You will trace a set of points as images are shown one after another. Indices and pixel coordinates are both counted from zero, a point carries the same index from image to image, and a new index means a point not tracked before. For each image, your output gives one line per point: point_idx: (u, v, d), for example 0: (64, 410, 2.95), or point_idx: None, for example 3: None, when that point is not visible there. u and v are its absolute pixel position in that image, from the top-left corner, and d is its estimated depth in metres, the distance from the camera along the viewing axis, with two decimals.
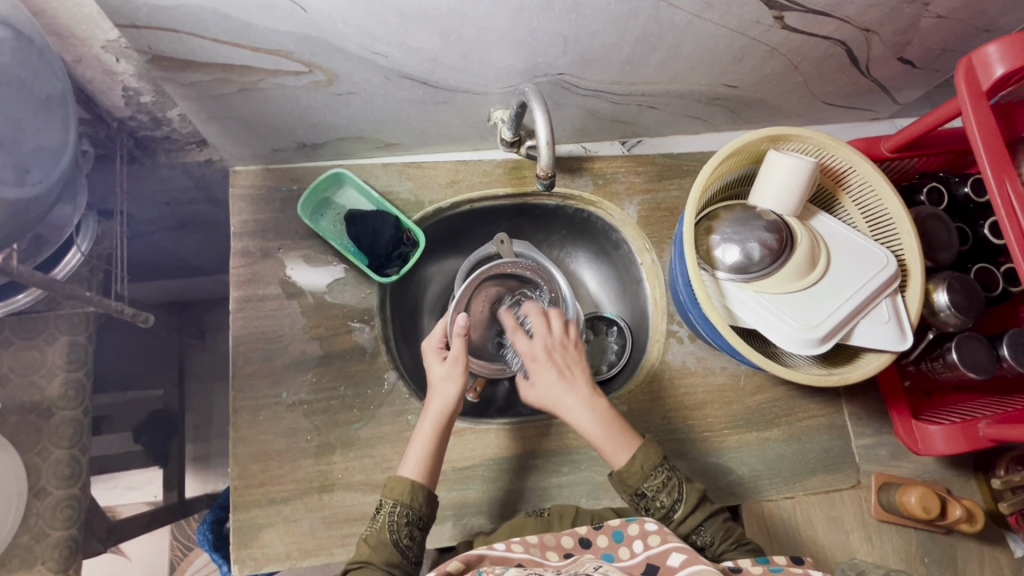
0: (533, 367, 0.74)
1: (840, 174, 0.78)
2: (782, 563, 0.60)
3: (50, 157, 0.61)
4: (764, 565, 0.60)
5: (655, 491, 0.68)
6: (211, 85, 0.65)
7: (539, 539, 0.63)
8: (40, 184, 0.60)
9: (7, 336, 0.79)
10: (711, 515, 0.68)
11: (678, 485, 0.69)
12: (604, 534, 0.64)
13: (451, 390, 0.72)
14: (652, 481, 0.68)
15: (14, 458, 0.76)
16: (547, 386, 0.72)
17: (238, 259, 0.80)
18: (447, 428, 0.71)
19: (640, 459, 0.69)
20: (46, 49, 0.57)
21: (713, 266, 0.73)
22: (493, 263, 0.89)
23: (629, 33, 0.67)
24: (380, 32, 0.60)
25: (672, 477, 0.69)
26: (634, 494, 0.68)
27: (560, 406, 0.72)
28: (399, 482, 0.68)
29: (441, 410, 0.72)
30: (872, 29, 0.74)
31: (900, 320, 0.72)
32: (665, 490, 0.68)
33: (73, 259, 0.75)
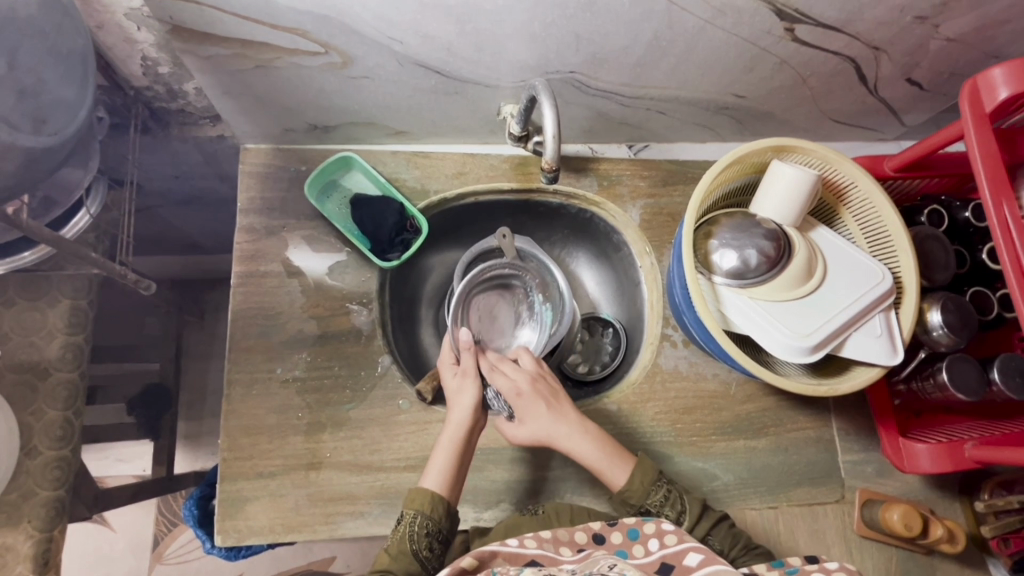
0: (519, 404, 0.73)
1: (842, 189, 0.79)
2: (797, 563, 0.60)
3: (66, 111, 0.61)
4: (781, 567, 0.59)
5: (661, 506, 0.70)
6: (229, 59, 0.66)
7: (552, 535, 0.63)
8: (57, 135, 0.61)
9: (10, 295, 0.80)
10: (719, 524, 0.71)
11: (682, 499, 0.71)
12: (619, 531, 0.64)
13: (466, 402, 0.73)
14: (654, 497, 0.71)
15: (9, 416, 0.76)
16: (539, 421, 0.72)
17: (243, 234, 0.81)
18: (467, 440, 0.72)
19: (638, 479, 0.71)
20: (71, 7, 0.58)
21: (710, 271, 0.74)
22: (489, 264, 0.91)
23: (641, 36, 0.68)
24: (397, 18, 0.61)
25: (676, 491, 0.72)
26: (640, 515, 0.71)
27: (554, 438, 0.72)
28: (419, 492, 0.69)
29: (462, 421, 0.73)
30: (882, 47, 0.75)
31: (892, 335, 0.72)
32: (668, 504, 0.71)
33: (81, 221, 0.76)
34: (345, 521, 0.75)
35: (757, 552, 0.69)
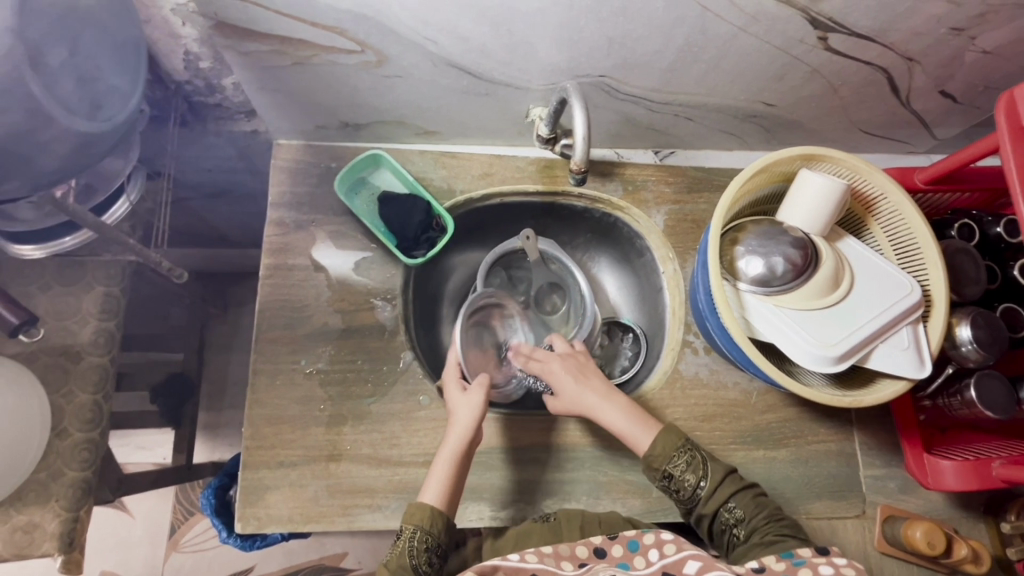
0: (552, 379, 0.79)
1: (871, 200, 0.78)
2: (805, 554, 0.60)
3: (121, 99, 0.62)
4: (788, 559, 0.60)
5: (682, 472, 0.71)
6: (267, 55, 0.68)
7: (554, 548, 0.63)
8: (110, 120, 0.61)
9: (47, 280, 0.82)
10: (742, 493, 0.71)
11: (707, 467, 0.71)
12: (620, 544, 0.65)
13: (459, 432, 0.73)
14: (677, 462, 0.71)
15: (42, 396, 0.79)
16: (570, 390, 0.77)
17: (272, 228, 0.83)
18: (460, 464, 0.72)
19: (659, 448, 0.71)
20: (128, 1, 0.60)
21: (735, 277, 0.73)
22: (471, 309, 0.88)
23: (673, 41, 0.68)
24: (433, 18, 0.62)
25: (702, 460, 0.72)
26: (663, 479, 0.71)
27: (585, 407, 0.76)
28: (419, 508, 0.69)
29: (453, 451, 0.72)
30: (916, 58, 0.75)
31: (919, 348, 0.71)
32: (690, 469, 0.71)
33: (120, 209, 0.79)
34: (363, 514, 0.75)
35: (781, 524, 0.68)
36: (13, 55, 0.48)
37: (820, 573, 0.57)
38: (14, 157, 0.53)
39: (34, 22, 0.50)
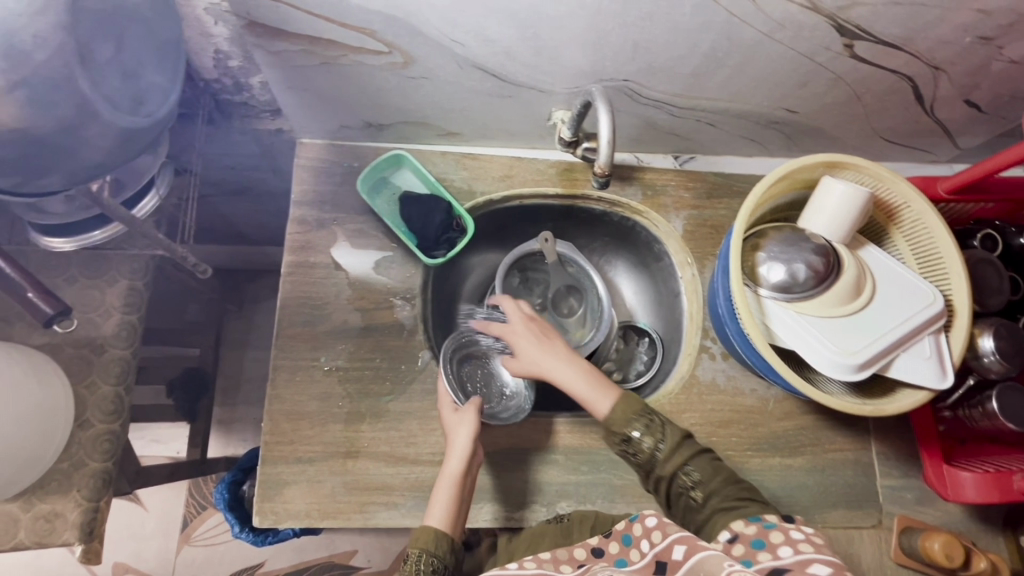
0: (515, 340, 0.80)
1: (894, 209, 0.78)
2: (775, 519, 0.58)
3: (161, 95, 0.63)
4: (758, 523, 0.59)
5: (641, 437, 0.70)
6: (297, 55, 0.69)
7: (551, 554, 0.60)
8: (151, 116, 0.62)
9: (73, 273, 0.83)
10: (700, 456, 0.71)
11: (666, 430, 0.71)
12: (615, 541, 0.63)
13: (456, 459, 0.72)
14: (637, 426, 0.71)
15: (66, 387, 0.80)
16: (531, 354, 0.78)
17: (295, 226, 0.84)
18: (461, 488, 0.72)
19: (618, 415, 0.71)
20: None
21: (756, 284, 0.73)
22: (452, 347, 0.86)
23: (698, 46, 0.69)
24: (461, 20, 0.63)
25: (661, 423, 0.71)
26: (622, 442, 0.71)
27: (545, 371, 0.77)
28: (423, 531, 0.69)
29: (452, 477, 0.72)
30: (941, 67, 0.74)
31: (942, 358, 0.71)
32: (650, 432, 0.70)
33: (149, 204, 0.79)
34: (379, 511, 0.76)
35: (738, 487, 0.68)
36: (62, 50, 0.49)
37: (790, 536, 0.55)
38: (54, 149, 0.54)
39: (84, 20, 0.50)
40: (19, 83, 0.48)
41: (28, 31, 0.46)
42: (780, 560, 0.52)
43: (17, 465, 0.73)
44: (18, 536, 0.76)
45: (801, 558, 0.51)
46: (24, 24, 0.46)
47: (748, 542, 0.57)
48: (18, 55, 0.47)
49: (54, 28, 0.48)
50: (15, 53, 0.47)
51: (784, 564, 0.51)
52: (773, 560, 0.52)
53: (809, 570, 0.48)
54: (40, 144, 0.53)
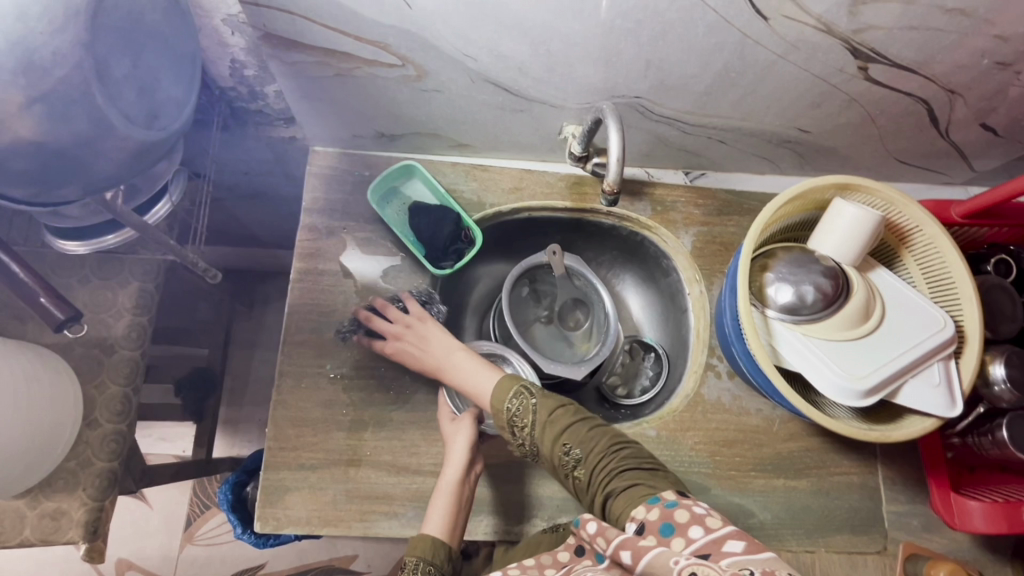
0: (406, 341, 0.80)
1: (906, 232, 0.77)
2: (673, 497, 0.59)
3: (175, 109, 0.64)
4: (659, 505, 0.59)
5: (520, 416, 0.70)
6: (312, 66, 0.70)
7: (536, 560, 0.66)
8: (165, 130, 0.63)
9: (86, 274, 0.84)
10: (577, 429, 0.69)
11: (541, 405, 0.70)
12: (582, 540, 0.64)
13: (452, 472, 0.73)
14: (518, 413, 0.70)
15: (75, 385, 0.81)
16: (433, 351, 0.79)
17: (305, 233, 0.85)
18: (460, 497, 0.72)
19: (500, 398, 0.72)
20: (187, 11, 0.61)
21: (764, 304, 0.73)
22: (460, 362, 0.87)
23: (711, 66, 0.68)
24: (474, 35, 0.63)
25: (535, 398, 0.71)
26: (508, 428, 0.71)
27: (445, 366, 0.78)
28: (421, 540, 0.69)
29: (449, 489, 0.72)
30: (958, 91, 0.74)
31: (951, 386, 0.70)
32: (528, 415, 0.70)
33: (162, 209, 0.80)
34: (379, 521, 0.76)
35: (620, 455, 0.67)
36: (80, 67, 0.50)
37: (694, 513, 0.56)
38: (71, 160, 0.55)
39: (103, 37, 0.52)
40: (36, 99, 0.49)
41: (49, 48, 0.48)
42: (696, 544, 0.53)
43: (27, 463, 0.74)
44: (23, 533, 0.77)
45: (715, 538, 0.53)
46: (45, 41, 0.48)
47: (658, 531, 0.56)
48: (38, 71, 0.48)
49: (73, 46, 0.49)
50: (34, 68, 0.48)
51: (701, 549, 0.52)
52: (687, 543, 0.53)
53: (727, 549, 0.51)
54: (56, 155, 0.54)
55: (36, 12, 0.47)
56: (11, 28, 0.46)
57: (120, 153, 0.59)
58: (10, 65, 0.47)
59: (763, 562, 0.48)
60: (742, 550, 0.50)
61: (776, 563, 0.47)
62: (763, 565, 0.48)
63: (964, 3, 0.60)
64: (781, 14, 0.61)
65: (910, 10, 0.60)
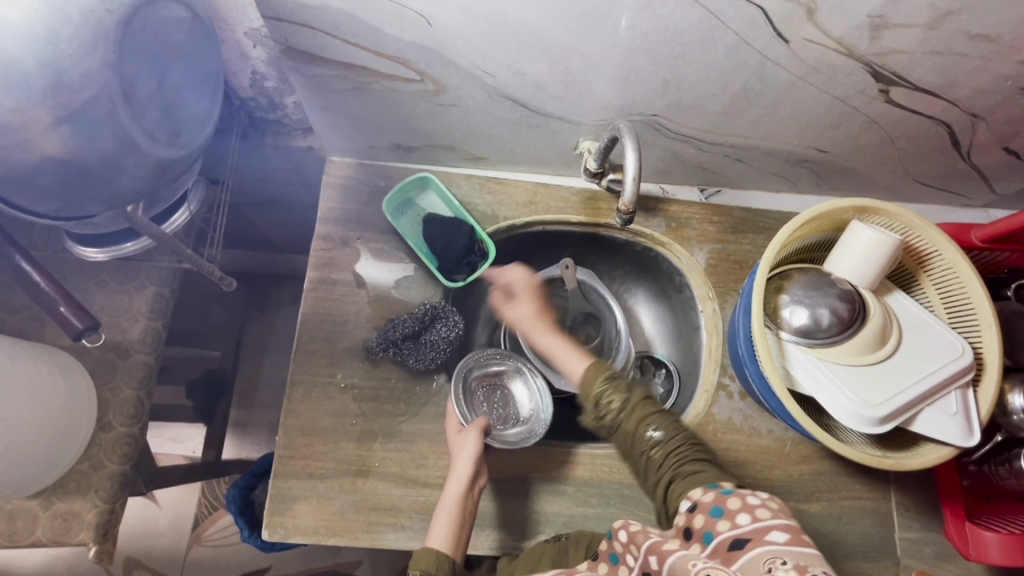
0: (512, 293, 0.88)
1: (924, 256, 0.76)
2: (731, 486, 0.59)
3: (197, 126, 0.64)
4: (715, 490, 0.58)
5: (609, 395, 0.70)
6: (331, 79, 0.70)
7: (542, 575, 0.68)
8: (187, 147, 0.64)
9: (104, 278, 0.86)
10: (661, 416, 0.69)
11: (633, 392, 0.70)
12: (603, 561, 0.67)
13: (456, 484, 0.73)
14: (608, 390, 0.70)
15: (90, 388, 0.82)
16: (521, 311, 0.86)
17: (320, 242, 0.85)
18: (464, 510, 0.72)
19: (591, 382, 0.72)
20: (212, 31, 0.62)
21: (778, 326, 0.72)
22: (470, 366, 0.86)
23: (730, 86, 0.68)
24: (494, 53, 0.64)
25: (627, 386, 0.71)
26: (593, 406, 0.71)
27: (525, 327, 0.86)
28: (425, 553, 0.68)
29: (452, 501, 0.72)
30: (980, 115, 0.73)
31: (968, 415, 0.69)
32: (618, 394, 0.70)
33: (180, 218, 0.80)
34: (386, 532, 0.76)
35: (697, 448, 0.66)
36: (107, 88, 0.52)
37: (746, 502, 0.55)
38: (94, 178, 0.57)
39: (131, 58, 0.53)
40: (64, 119, 0.51)
41: (76, 70, 0.49)
42: (739, 530, 0.53)
43: (42, 465, 0.75)
44: (36, 533, 0.77)
45: (759, 526, 0.52)
46: (73, 62, 0.49)
47: (707, 512, 0.57)
48: (65, 92, 0.50)
49: (100, 68, 0.51)
50: (62, 87, 0.49)
51: (744, 535, 0.52)
52: (731, 529, 0.54)
53: (768, 539, 0.51)
54: (81, 172, 0.55)
55: (67, 36, 0.48)
56: (42, 50, 0.48)
57: (140, 172, 0.59)
58: (40, 85, 0.48)
59: (798, 556, 0.48)
60: (782, 541, 0.50)
61: (812, 559, 0.47)
62: (797, 559, 0.48)
63: (990, 29, 0.59)
64: (802, 37, 0.61)
65: (934, 35, 0.59)
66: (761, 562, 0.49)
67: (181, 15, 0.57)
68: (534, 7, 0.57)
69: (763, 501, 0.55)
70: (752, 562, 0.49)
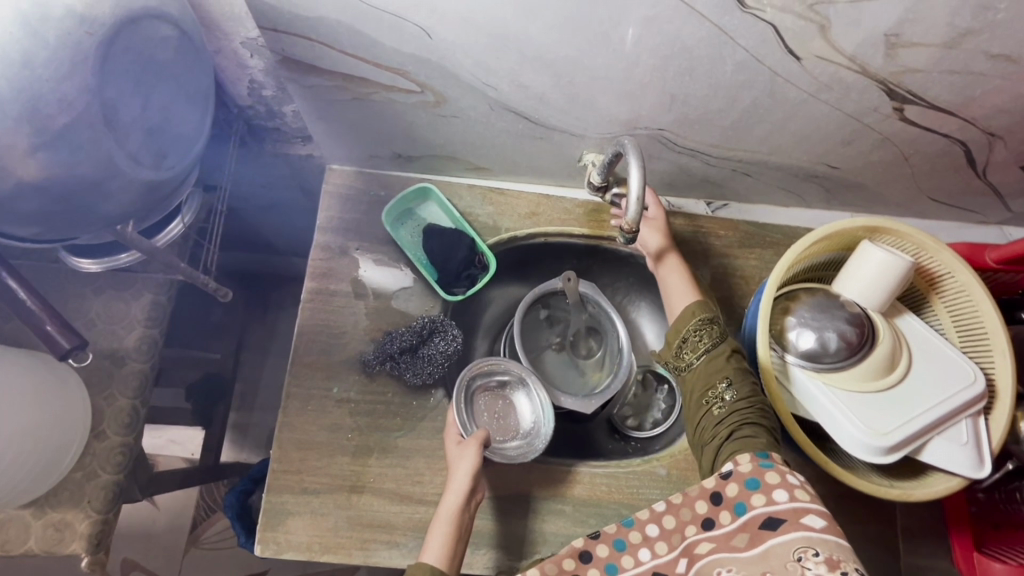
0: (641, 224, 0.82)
1: (937, 278, 0.74)
2: (772, 457, 0.58)
3: (185, 144, 0.63)
4: (754, 460, 0.57)
5: (694, 338, 0.70)
6: (330, 89, 0.69)
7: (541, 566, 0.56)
8: (173, 169, 0.62)
9: (101, 285, 0.85)
10: (741, 376, 0.67)
11: (725, 342, 0.69)
12: (604, 543, 0.58)
13: (452, 499, 0.70)
14: (697, 330, 0.70)
15: (84, 398, 0.81)
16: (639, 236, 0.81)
17: (318, 252, 0.84)
18: (461, 526, 0.69)
19: (685, 320, 0.71)
20: (201, 47, 0.61)
21: (784, 348, 0.70)
22: (475, 372, 0.81)
23: (739, 102, 0.66)
24: (495, 66, 0.62)
25: (721, 334, 0.70)
26: (678, 345, 0.71)
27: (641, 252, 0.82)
28: (417, 569, 0.65)
29: (448, 515, 0.69)
30: (999, 133, 0.70)
31: (979, 445, 0.67)
32: (707, 341, 0.69)
33: (175, 228, 0.78)
34: (380, 550, 0.75)
35: (763, 416, 0.65)
36: (87, 113, 0.50)
37: (786, 479, 0.55)
38: (77, 203, 0.55)
39: (112, 81, 0.51)
40: (40, 145, 0.49)
41: (54, 95, 0.48)
42: (774, 507, 0.53)
43: (34, 475, 0.74)
44: (28, 543, 0.77)
45: (796, 507, 0.52)
46: (52, 87, 0.48)
47: (744, 483, 0.56)
48: (41, 118, 0.48)
49: (79, 92, 0.49)
50: (37, 114, 0.47)
51: (779, 514, 0.53)
52: (768, 504, 0.54)
53: (805, 523, 0.51)
54: (63, 199, 0.53)
55: (43, 60, 0.47)
56: (18, 77, 0.46)
57: (127, 193, 0.58)
58: (14, 112, 0.46)
59: (831, 547, 0.49)
60: (819, 529, 0.50)
61: (847, 555, 0.48)
62: (830, 551, 0.49)
63: (1010, 49, 0.57)
64: (814, 55, 0.59)
65: (952, 55, 0.57)
66: (792, 550, 0.50)
67: (169, 33, 0.55)
68: (537, 21, 0.55)
69: (803, 484, 0.55)
70: (785, 547, 0.50)
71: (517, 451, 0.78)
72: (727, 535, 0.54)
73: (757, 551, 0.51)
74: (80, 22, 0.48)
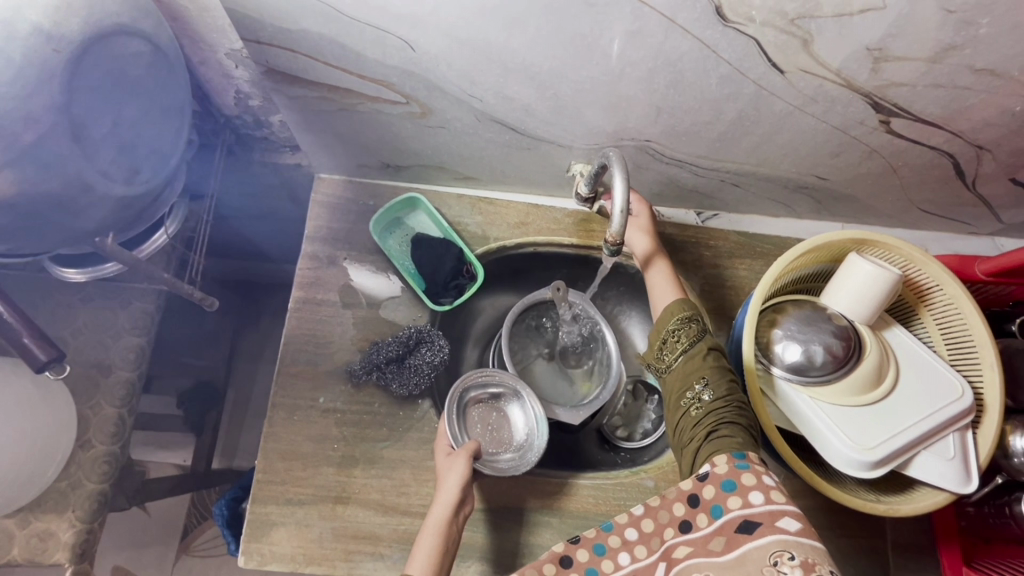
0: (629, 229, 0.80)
1: (925, 291, 0.73)
2: (747, 456, 0.57)
3: (161, 158, 0.64)
4: (729, 459, 0.56)
5: (675, 337, 0.69)
6: (315, 100, 0.69)
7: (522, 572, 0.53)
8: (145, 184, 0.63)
9: (89, 293, 0.85)
10: (719, 375, 0.66)
11: (702, 340, 0.68)
12: (583, 548, 0.56)
13: (440, 510, 0.69)
14: (677, 329, 0.69)
15: (70, 407, 0.81)
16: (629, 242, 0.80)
17: (306, 261, 0.84)
18: (450, 535, 0.68)
19: (664, 319, 0.71)
20: (176, 61, 0.62)
21: (770, 361, 0.70)
22: (469, 384, 0.81)
23: (725, 114, 0.66)
24: (479, 78, 0.62)
25: (699, 332, 0.69)
26: (659, 345, 0.70)
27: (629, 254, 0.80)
28: None
29: (436, 526, 0.68)
30: (987, 146, 0.70)
31: (966, 459, 0.66)
32: (686, 340, 0.68)
33: (160, 239, 0.76)
34: (364, 562, 0.74)
35: (741, 414, 0.63)
36: (55, 129, 0.50)
37: (761, 481, 0.55)
38: (42, 220, 0.54)
39: (82, 98, 0.51)
40: (8, 163, 0.48)
41: (19, 113, 0.47)
42: (751, 510, 0.53)
43: None
44: (11, 553, 0.76)
45: (772, 510, 0.52)
46: (16, 104, 0.47)
47: (721, 485, 0.55)
48: (7, 136, 0.47)
49: (46, 109, 0.49)
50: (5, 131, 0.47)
51: (755, 517, 0.53)
52: (744, 507, 0.53)
53: (780, 526, 0.51)
54: (29, 216, 0.53)
55: (7, 79, 0.46)
56: None
57: (99, 208, 0.58)
58: None
59: (806, 550, 0.49)
60: (794, 532, 0.51)
61: (821, 557, 0.49)
62: (806, 554, 0.49)
63: (995, 64, 0.56)
64: (797, 68, 0.58)
65: (937, 69, 0.57)
66: (769, 555, 0.50)
67: (143, 49, 0.56)
68: (519, 35, 0.55)
69: (778, 484, 0.55)
70: (761, 552, 0.50)
71: (511, 463, 0.77)
72: (704, 538, 0.54)
73: (734, 555, 0.51)
74: (46, 40, 0.48)
